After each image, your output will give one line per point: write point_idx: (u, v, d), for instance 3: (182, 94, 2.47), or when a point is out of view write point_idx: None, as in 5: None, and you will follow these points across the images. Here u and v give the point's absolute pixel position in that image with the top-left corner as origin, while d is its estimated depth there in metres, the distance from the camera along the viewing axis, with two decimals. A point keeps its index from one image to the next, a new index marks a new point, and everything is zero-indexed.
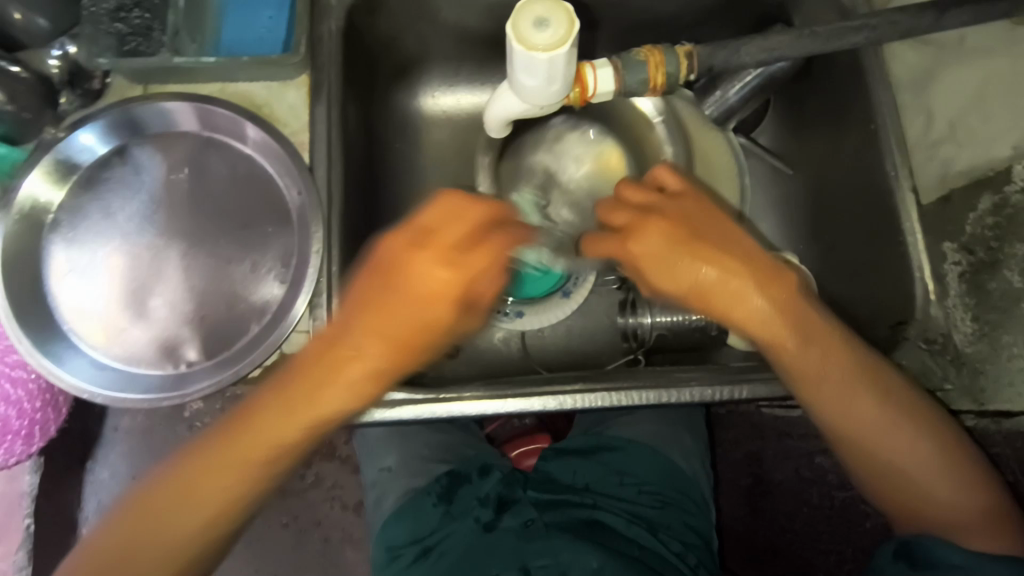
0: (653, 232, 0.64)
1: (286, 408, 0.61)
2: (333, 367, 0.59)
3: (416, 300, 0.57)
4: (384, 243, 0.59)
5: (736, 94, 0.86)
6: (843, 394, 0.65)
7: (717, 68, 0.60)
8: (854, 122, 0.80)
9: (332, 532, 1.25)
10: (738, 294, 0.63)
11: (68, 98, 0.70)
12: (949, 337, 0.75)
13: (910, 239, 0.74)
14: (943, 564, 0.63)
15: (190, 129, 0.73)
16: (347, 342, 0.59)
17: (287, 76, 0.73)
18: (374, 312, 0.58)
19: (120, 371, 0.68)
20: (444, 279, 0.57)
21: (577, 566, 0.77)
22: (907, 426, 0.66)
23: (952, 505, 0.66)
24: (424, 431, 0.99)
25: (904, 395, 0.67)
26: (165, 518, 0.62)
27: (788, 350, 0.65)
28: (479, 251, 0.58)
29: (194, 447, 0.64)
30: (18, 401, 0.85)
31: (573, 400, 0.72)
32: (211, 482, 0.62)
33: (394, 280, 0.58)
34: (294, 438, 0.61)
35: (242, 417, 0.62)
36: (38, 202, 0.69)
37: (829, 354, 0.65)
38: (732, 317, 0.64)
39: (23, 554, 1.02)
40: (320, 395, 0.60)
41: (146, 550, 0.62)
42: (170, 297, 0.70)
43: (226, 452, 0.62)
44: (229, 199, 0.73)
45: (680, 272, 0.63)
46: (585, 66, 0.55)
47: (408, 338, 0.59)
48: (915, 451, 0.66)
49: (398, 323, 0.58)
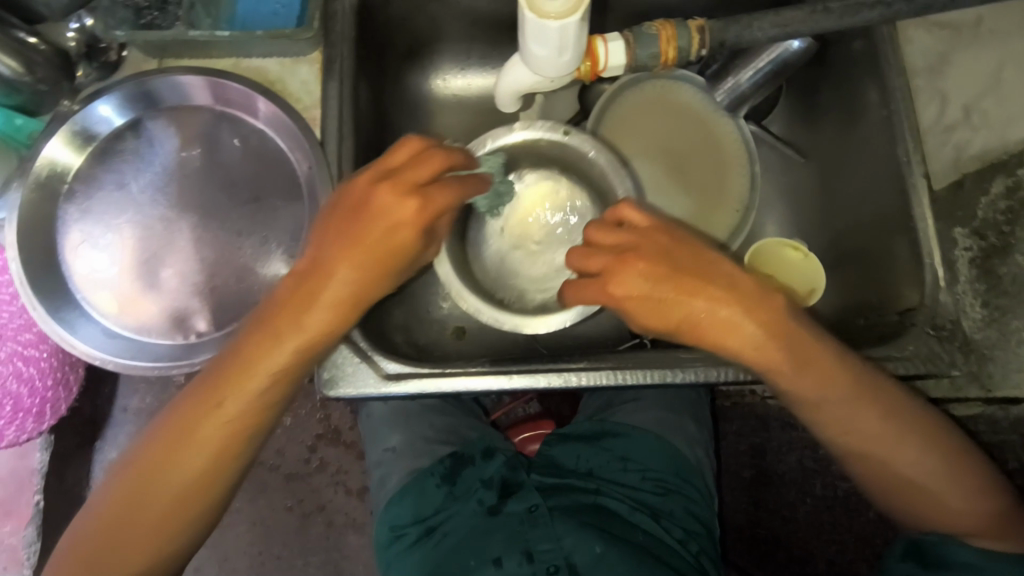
0: (634, 274, 0.63)
1: (266, 343, 0.62)
2: (307, 296, 0.61)
3: (390, 228, 0.61)
4: (349, 186, 0.63)
5: (748, 81, 0.85)
6: (846, 414, 0.66)
7: (729, 43, 0.59)
8: (868, 107, 0.80)
9: (335, 516, 1.26)
10: (727, 325, 0.63)
11: (84, 71, 0.71)
12: (959, 323, 0.71)
13: (920, 225, 0.73)
14: (954, 564, 0.64)
15: (203, 103, 0.73)
16: (321, 272, 0.62)
17: (300, 51, 0.73)
18: (342, 238, 0.61)
19: (131, 339, 0.68)
20: (409, 209, 0.62)
21: (580, 553, 0.77)
22: (914, 439, 0.66)
23: (964, 510, 0.66)
24: (428, 413, 1.00)
25: (908, 408, 0.66)
26: (171, 461, 0.62)
27: (785, 374, 0.64)
28: (433, 189, 0.63)
29: (193, 383, 0.64)
30: (30, 378, 0.86)
31: (578, 377, 0.72)
32: (210, 419, 0.62)
33: (364, 214, 0.61)
34: (281, 369, 0.62)
35: (233, 353, 0.62)
36: (55, 167, 0.69)
37: (826, 377, 0.64)
38: (725, 349, 0.64)
39: (33, 529, 1.05)
40: (306, 322, 0.62)
41: (156, 493, 0.63)
42: (181, 268, 0.71)
43: (208, 406, 0.62)
44: (242, 173, 0.73)
45: (669, 308, 0.63)
46: (596, 40, 0.56)
47: (374, 261, 0.62)
48: (924, 460, 0.66)
49: (369, 250, 0.61)
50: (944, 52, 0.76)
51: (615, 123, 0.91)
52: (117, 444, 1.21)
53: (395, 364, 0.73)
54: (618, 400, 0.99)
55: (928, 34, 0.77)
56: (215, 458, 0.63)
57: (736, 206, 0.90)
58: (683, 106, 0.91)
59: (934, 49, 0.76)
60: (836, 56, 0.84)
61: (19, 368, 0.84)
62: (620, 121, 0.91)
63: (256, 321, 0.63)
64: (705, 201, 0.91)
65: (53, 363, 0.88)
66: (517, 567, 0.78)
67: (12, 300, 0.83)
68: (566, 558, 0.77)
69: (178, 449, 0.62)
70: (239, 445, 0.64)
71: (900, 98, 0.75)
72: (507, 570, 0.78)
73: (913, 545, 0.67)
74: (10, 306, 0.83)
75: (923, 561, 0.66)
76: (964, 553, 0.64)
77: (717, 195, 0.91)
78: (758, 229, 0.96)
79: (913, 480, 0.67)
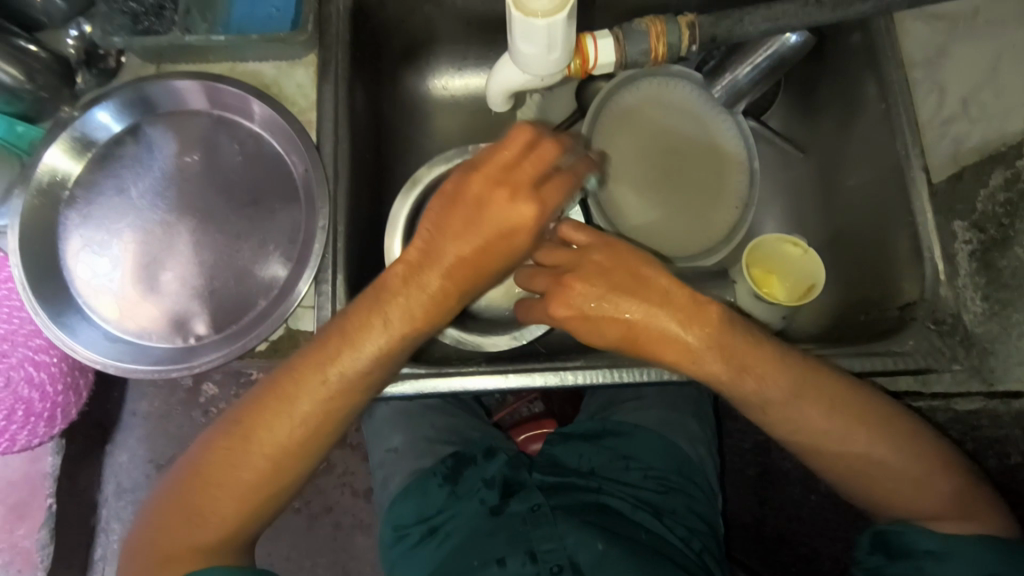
0: (573, 292, 0.64)
1: (345, 331, 0.62)
2: (414, 287, 0.62)
3: (509, 230, 0.62)
4: (462, 184, 0.63)
5: (746, 77, 0.86)
6: (794, 415, 0.65)
7: (722, 38, 0.59)
8: (867, 101, 0.79)
9: (343, 518, 1.26)
10: (663, 340, 0.63)
11: (84, 77, 0.72)
12: (960, 317, 0.70)
13: (921, 220, 0.73)
14: (920, 552, 0.63)
15: (201, 108, 0.74)
16: (431, 268, 0.62)
17: (295, 55, 0.74)
18: (460, 235, 0.62)
19: (133, 343, 0.69)
20: (525, 209, 0.62)
21: (582, 550, 0.76)
22: (860, 429, 0.65)
23: (918, 496, 0.65)
24: (430, 414, 1.00)
25: (852, 401, 0.65)
26: (237, 452, 0.62)
27: (724, 381, 0.64)
28: (546, 184, 0.63)
29: (265, 375, 0.64)
30: (41, 383, 0.87)
31: (574, 376, 0.72)
32: (286, 409, 0.62)
33: (488, 213, 0.61)
34: (368, 359, 0.62)
35: (307, 342, 0.63)
36: (55, 176, 0.71)
37: (764, 378, 0.64)
38: (665, 360, 0.64)
39: (45, 532, 1.06)
40: (406, 313, 0.62)
41: (233, 479, 0.62)
42: (180, 272, 0.72)
43: (269, 395, 0.62)
44: (240, 176, 0.74)
45: (607, 322, 0.63)
46: (586, 37, 0.57)
47: (483, 260, 0.62)
48: (874, 449, 0.65)
49: (485, 253, 0.62)
50: (943, 44, 0.75)
51: (612, 125, 0.90)
52: (126, 448, 1.22)
53: None
54: (618, 400, 1.00)
55: (926, 26, 0.77)
56: (287, 451, 0.62)
57: (735, 204, 0.90)
58: (678, 107, 0.90)
59: (933, 41, 0.76)
60: (834, 50, 0.83)
61: (28, 372, 0.84)
62: (617, 122, 0.90)
63: (344, 311, 0.64)
64: (702, 203, 0.90)
65: (62, 369, 0.89)
66: (519, 566, 0.76)
67: (22, 306, 0.84)
68: (569, 556, 0.76)
69: (243, 439, 0.62)
70: (312, 436, 0.63)
71: (899, 92, 0.75)
72: (511, 570, 0.76)
73: (879, 536, 0.66)
74: (19, 313, 0.84)
75: (888, 551, 0.65)
76: (927, 540, 0.63)
77: (714, 195, 0.90)
78: (758, 226, 0.95)
79: (864, 466, 0.66)
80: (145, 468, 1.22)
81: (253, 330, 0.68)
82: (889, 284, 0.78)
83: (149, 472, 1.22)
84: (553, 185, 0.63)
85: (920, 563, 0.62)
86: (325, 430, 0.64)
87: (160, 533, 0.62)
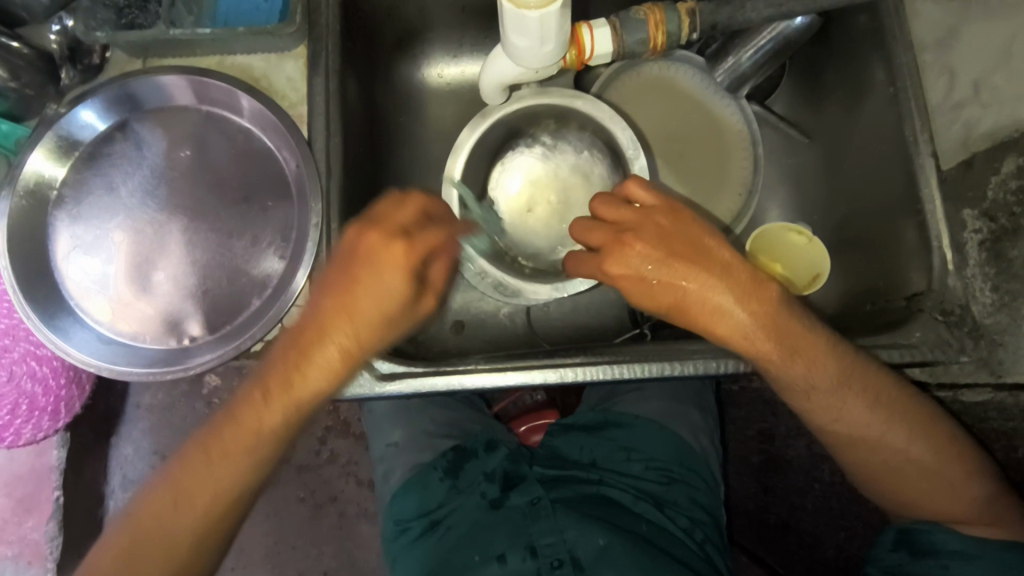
0: (632, 254, 0.63)
1: (263, 396, 0.62)
2: (305, 346, 0.61)
3: (378, 279, 0.61)
4: (347, 242, 0.63)
5: (749, 61, 0.83)
6: (834, 402, 0.65)
7: (722, 25, 0.56)
8: (874, 84, 0.77)
9: (347, 507, 1.27)
10: (716, 311, 0.62)
11: (68, 73, 0.70)
12: (968, 308, 0.68)
13: (928, 208, 0.71)
14: (943, 552, 0.65)
15: (189, 104, 0.72)
16: (318, 328, 0.61)
17: (283, 47, 0.72)
18: (342, 289, 0.61)
19: (127, 345, 0.68)
20: (396, 255, 0.61)
21: (583, 545, 0.76)
22: (898, 424, 0.65)
23: (947, 498, 0.66)
24: (431, 408, 0.99)
25: (890, 395, 0.64)
26: (177, 507, 0.62)
27: (774, 361, 0.63)
28: (422, 234, 0.63)
29: (202, 428, 0.65)
30: (43, 377, 0.87)
31: (574, 372, 0.71)
32: (225, 451, 0.62)
33: (360, 264, 0.61)
34: (279, 422, 0.62)
35: (234, 406, 0.63)
36: (43, 177, 0.69)
37: (814, 362, 0.63)
38: (713, 332, 0.63)
39: (54, 525, 1.08)
40: (303, 376, 0.61)
41: (173, 521, 0.62)
42: (173, 272, 0.71)
43: (210, 446, 0.63)
44: (231, 174, 0.73)
45: (660, 290, 0.63)
46: (581, 26, 0.54)
47: (365, 313, 0.61)
48: (910, 447, 0.65)
49: (368, 304, 0.61)
50: (954, 25, 0.73)
51: (614, 110, 0.89)
52: (131, 440, 1.23)
53: (387, 362, 0.72)
54: (620, 391, 0.99)
55: (935, 7, 0.74)
56: (220, 499, 0.63)
57: (740, 191, 0.88)
58: (682, 91, 0.89)
59: (942, 22, 0.73)
60: (839, 32, 0.80)
61: (32, 367, 0.85)
62: (619, 107, 0.89)
63: (256, 375, 0.63)
64: (707, 188, 0.88)
65: (63, 362, 0.88)
66: (520, 562, 0.76)
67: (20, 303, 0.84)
68: (570, 551, 0.76)
69: (184, 496, 0.62)
70: (241, 489, 0.64)
71: (907, 75, 0.73)
72: (511, 566, 0.76)
73: (902, 534, 0.68)
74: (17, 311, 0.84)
75: (912, 549, 0.67)
76: (951, 540, 0.65)
77: (719, 180, 0.88)
78: (761, 213, 0.94)
79: (895, 465, 0.66)
80: (151, 460, 1.23)
81: (248, 331, 0.68)
82: (894, 274, 0.76)
83: (154, 464, 1.23)
84: (431, 234, 0.64)
85: (945, 562, 0.64)
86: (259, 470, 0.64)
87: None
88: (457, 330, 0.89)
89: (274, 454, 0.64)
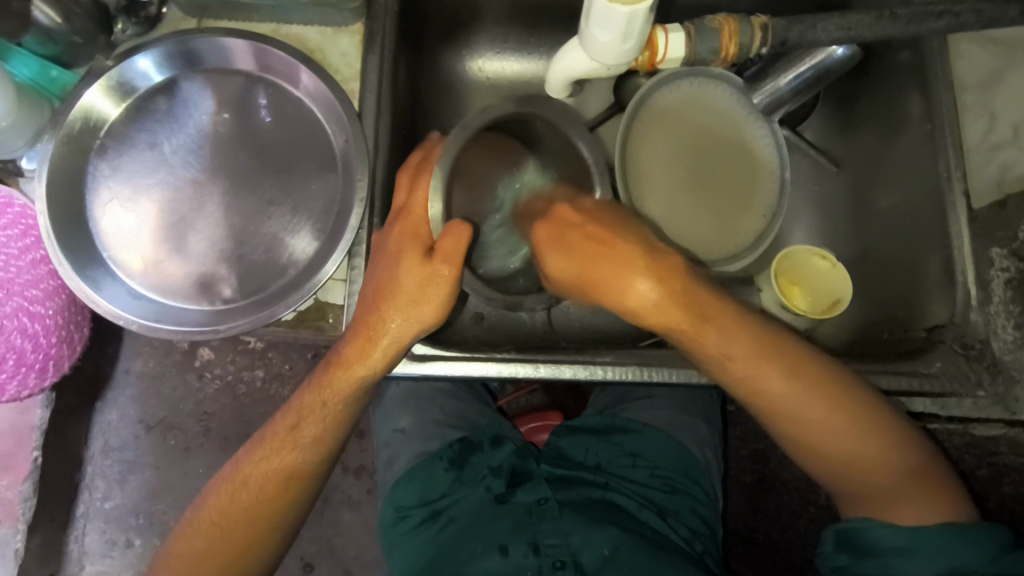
0: (559, 217, 0.66)
1: (317, 400, 0.68)
2: (377, 317, 0.65)
3: (408, 287, 0.65)
4: (386, 229, 0.68)
5: (789, 85, 0.83)
6: (753, 375, 0.66)
7: (790, 44, 0.59)
8: (910, 120, 0.79)
9: (332, 494, 1.22)
10: (620, 275, 0.63)
11: (123, 25, 0.70)
12: (988, 344, 0.71)
13: (956, 244, 0.73)
14: (883, 550, 0.64)
15: (245, 68, 0.72)
16: (378, 311, 0.65)
17: (342, 22, 0.72)
18: (383, 289, 0.65)
19: (155, 301, 0.68)
20: (421, 266, 0.64)
21: (587, 552, 0.76)
22: (811, 383, 0.66)
23: (885, 482, 0.66)
24: (438, 398, 0.99)
25: (792, 355, 0.66)
26: (238, 494, 0.69)
27: (683, 329, 0.64)
28: (440, 238, 0.64)
29: (275, 414, 0.71)
30: (34, 335, 0.79)
31: (603, 372, 0.72)
32: (296, 435, 0.69)
33: (388, 255, 0.66)
34: (382, 362, 0.66)
35: (288, 408, 0.70)
36: (92, 113, 0.69)
37: (723, 333, 0.65)
38: (618, 300, 0.64)
39: (29, 485, 1.07)
40: (376, 337, 0.65)
41: (251, 494, 0.69)
42: (208, 235, 0.70)
43: (280, 430, 0.69)
44: (276, 142, 0.72)
45: (576, 250, 0.64)
46: (657, 29, 0.57)
47: (387, 310, 0.65)
48: (840, 424, 0.66)
49: (397, 314, 0.65)
50: (998, 69, 0.76)
51: (649, 118, 0.87)
52: (118, 407, 1.18)
53: (420, 345, 0.72)
54: (630, 396, 0.98)
55: (981, 50, 0.77)
56: (293, 478, 0.69)
57: (763, 212, 0.86)
58: (717, 108, 0.87)
59: (987, 66, 0.76)
60: (878, 67, 0.83)
61: (24, 324, 0.77)
62: (653, 117, 0.87)
63: (311, 383, 0.69)
64: (730, 207, 0.87)
65: (59, 321, 0.81)
66: (523, 558, 0.76)
67: (20, 255, 0.76)
68: (573, 555, 0.76)
69: (240, 484, 0.69)
70: (307, 474, 0.70)
71: (946, 113, 0.75)
72: (513, 561, 0.76)
73: (841, 534, 0.66)
74: (16, 261, 0.76)
75: (854, 551, 0.65)
76: (887, 537, 0.64)
77: (743, 201, 0.87)
78: (785, 235, 0.95)
79: (822, 432, 0.66)
80: (136, 428, 1.18)
81: (282, 300, 0.67)
82: (914, 304, 0.78)
83: (139, 433, 1.18)
84: (450, 232, 0.64)
85: (886, 560, 0.63)
86: (328, 452, 0.71)
87: (190, 546, 0.69)
88: (477, 321, 0.88)
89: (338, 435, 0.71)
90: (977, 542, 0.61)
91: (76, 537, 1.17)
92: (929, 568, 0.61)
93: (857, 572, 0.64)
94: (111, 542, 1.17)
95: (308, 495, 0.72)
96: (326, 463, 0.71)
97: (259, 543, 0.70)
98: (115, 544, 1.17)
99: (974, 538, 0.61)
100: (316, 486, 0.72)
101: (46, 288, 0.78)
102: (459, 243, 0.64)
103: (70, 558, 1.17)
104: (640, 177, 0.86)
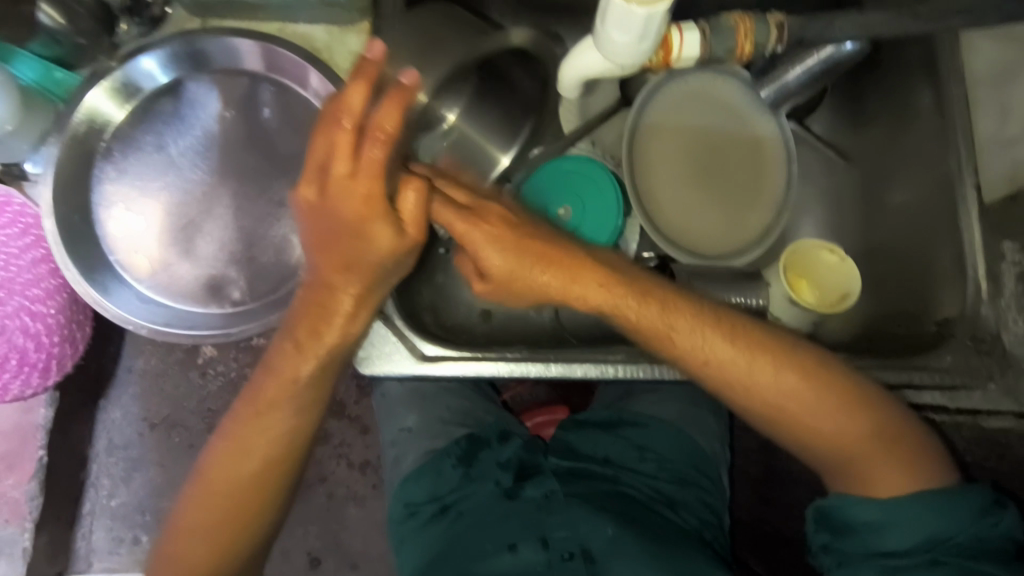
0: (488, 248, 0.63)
1: (296, 349, 0.65)
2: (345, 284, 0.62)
3: (369, 251, 0.60)
4: (319, 191, 0.57)
5: (796, 78, 0.80)
6: (699, 342, 0.66)
7: (809, 40, 0.60)
8: (921, 110, 0.79)
9: (336, 489, 1.21)
10: (573, 275, 0.65)
11: (127, 25, 0.69)
12: (1000, 338, 0.71)
13: (968, 238, 0.73)
14: (859, 525, 0.64)
15: (254, 68, 0.71)
16: (323, 281, 0.62)
17: (348, 21, 0.72)
18: (344, 247, 0.60)
19: (167, 305, 0.69)
20: (382, 233, 0.59)
21: (595, 538, 0.76)
22: (765, 360, 0.66)
23: (865, 454, 0.65)
24: (445, 395, 0.96)
25: (743, 331, 0.67)
26: (238, 459, 0.68)
27: (631, 309, 0.65)
28: (399, 201, 0.59)
29: (246, 392, 0.68)
30: (35, 334, 0.78)
31: (616, 370, 0.72)
32: (273, 411, 0.67)
33: (338, 218, 0.58)
34: (348, 326, 0.64)
35: (270, 357, 0.67)
36: (97, 114, 0.68)
37: (670, 307, 0.66)
38: (569, 298, 0.66)
39: (34, 485, 1.07)
40: (332, 303, 0.63)
41: (241, 467, 0.68)
42: (215, 239, 0.71)
43: (255, 402, 0.67)
44: (283, 142, 0.72)
45: (512, 270, 0.64)
46: (672, 30, 0.59)
47: (352, 263, 0.60)
48: (788, 383, 0.66)
49: (359, 273, 0.61)
50: (1010, 62, 0.76)
51: (654, 120, 0.85)
52: (121, 405, 1.17)
53: (432, 346, 0.72)
54: (637, 391, 0.96)
55: (993, 43, 0.77)
56: (279, 449, 0.69)
57: (772, 206, 0.85)
58: (723, 104, 0.85)
59: (1000, 59, 0.76)
60: (888, 61, 0.82)
61: (25, 323, 0.76)
62: (658, 118, 0.85)
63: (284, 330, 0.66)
64: (739, 205, 0.86)
65: (60, 320, 0.80)
66: (532, 554, 0.76)
67: (20, 254, 0.77)
68: (582, 544, 0.76)
69: (240, 453, 0.68)
70: (294, 442, 0.69)
71: (956, 106, 0.75)
72: (524, 558, 0.75)
73: (820, 513, 0.67)
74: (16, 261, 0.76)
75: (833, 529, 0.66)
76: (863, 511, 0.64)
77: (751, 194, 0.85)
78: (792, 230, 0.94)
79: (788, 408, 0.66)
80: (140, 426, 1.18)
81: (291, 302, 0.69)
82: (924, 297, 0.79)
83: (143, 431, 1.18)
84: (407, 199, 0.59)
85: (864, 535, 0.64)
86: (313, 410, 0.69)
87: (189, 526, 0.69)
88: (485, 317, 0.88)
89: (312, 403, 0.68)
90: (955, 507, 0.62)
91: (84, 534, 1.17)
92: (906, 538, 0.62)
93: (839, 549, 0.65)
94: (118, 539, 1.17)
95: (298, 470, 0.72)
96: (312, 430, 0.70)
97: (258, 510, 0.70)
98: (122, 542, 1.17)
99: (951, 502, 0.62)
100: (299, 463, 0.72)
101: (46, 287, 0.78)
102: (420, 202, 0.59)
103: (78, 554, 1.17)
104: (649, 177, 0.85)
